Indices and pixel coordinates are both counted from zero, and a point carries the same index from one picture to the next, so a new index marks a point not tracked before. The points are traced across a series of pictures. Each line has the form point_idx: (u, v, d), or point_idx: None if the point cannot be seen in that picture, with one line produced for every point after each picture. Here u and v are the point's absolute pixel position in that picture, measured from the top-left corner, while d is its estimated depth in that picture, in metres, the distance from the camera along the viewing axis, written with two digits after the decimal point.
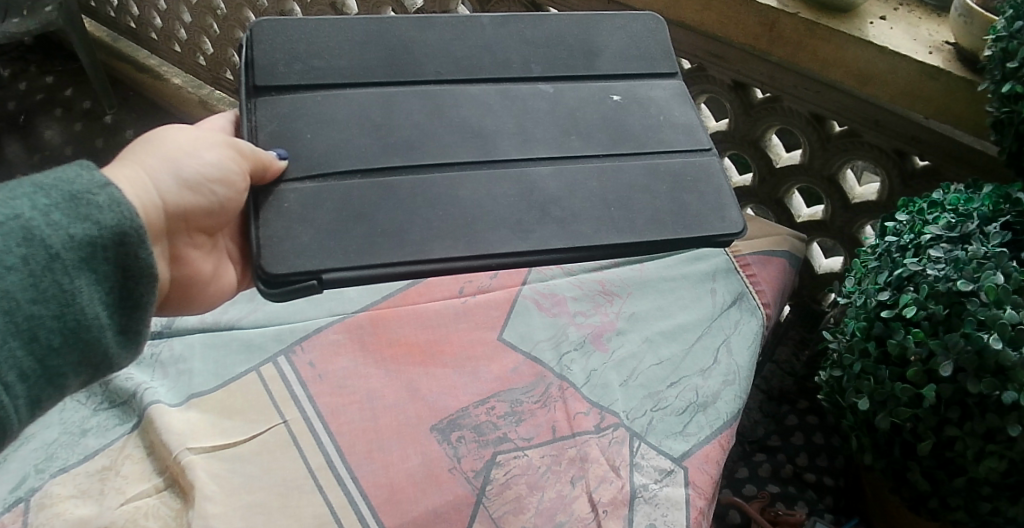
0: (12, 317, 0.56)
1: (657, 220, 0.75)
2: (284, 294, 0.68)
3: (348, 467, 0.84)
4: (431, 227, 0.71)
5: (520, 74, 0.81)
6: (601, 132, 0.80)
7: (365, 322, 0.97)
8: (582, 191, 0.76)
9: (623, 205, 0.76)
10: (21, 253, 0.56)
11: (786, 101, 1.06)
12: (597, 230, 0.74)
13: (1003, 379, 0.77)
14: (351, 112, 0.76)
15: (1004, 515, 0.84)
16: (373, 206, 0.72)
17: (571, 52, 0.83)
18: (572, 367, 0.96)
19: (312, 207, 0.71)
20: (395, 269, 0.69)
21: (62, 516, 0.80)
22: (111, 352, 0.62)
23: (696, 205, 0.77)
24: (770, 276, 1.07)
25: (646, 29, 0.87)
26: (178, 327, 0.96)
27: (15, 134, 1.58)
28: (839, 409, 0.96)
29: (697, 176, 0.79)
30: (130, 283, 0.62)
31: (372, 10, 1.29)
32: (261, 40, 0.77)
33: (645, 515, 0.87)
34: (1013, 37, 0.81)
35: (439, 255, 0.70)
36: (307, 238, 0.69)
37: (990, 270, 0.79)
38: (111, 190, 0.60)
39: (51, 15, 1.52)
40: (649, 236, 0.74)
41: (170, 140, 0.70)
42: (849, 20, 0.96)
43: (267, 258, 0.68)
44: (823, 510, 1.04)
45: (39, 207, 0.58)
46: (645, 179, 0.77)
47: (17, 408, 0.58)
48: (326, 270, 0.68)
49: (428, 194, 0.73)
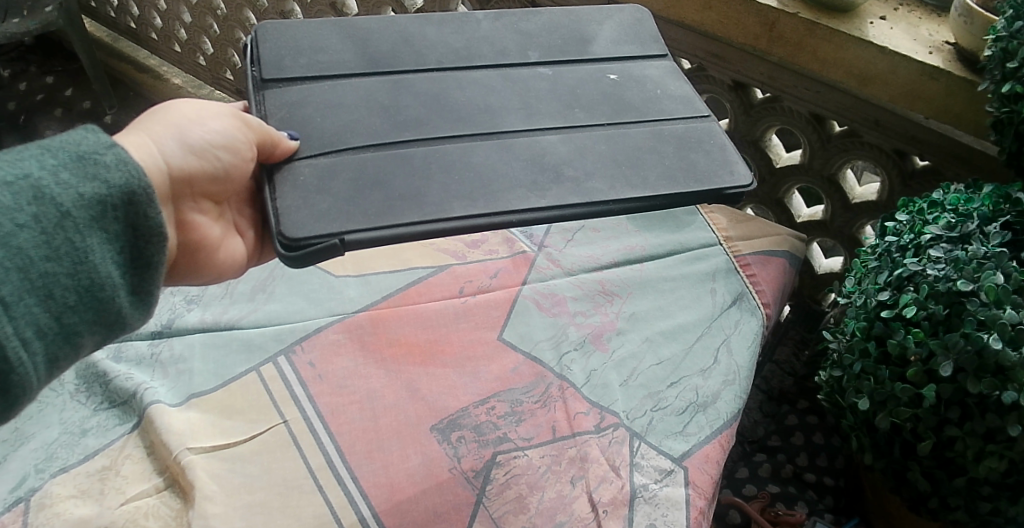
0: (26, 273, 0.56)
1: (669, 177, 0.75)
2: (303, 258, 0.66)
3: (348, 467, 0.84)
4: (448, 191, 0.71)
5: (518, 60, 0.82)
6: (602, 105, 0.80)
7: (365, 322, 0.97)
8: (592, 153, 0.75)
9: (635, 165, 0.75)
10: (33, 211, 0.56)
11: (786, 101, 1.06)
12: (610, 187, 0.73)
13: (1003, 378, 0.77)
14: (360, 96, 0.76)
15: (1004, 515, 0.84)
16: (388, 174, 0.71)
17: (565, 41, 0.84)
18: (572, 367, 0.96)
19: (327, 178, 0.70)
20: (417, 229, 0.68)
21: (62, 516, 0.80)
22: (125, 311, 0.61)
23: (704, 162, 0.76)
24: (771, 276, 1.07)
25: (631, 19, 0.88)
26: (178, 327, 0.95)
27: (15, 135, 1.58)
28: (839, 409, 0.96)
29: (700, 137, 0.78)
30: (140, 243, 0.61)
31: (372, 9, 1.29)
32: (266, 40, 0.78)
33: (645, 515, 0.87)
34: (1013, 37, 0.81)
35: (459, 214, 0.69)
36: (326, 205, 0.68)
37: (990, 270, 0.79)
38: (117, 150, 0.60)
39: (51, 15, 1.51)
40: (663, 190, 0.73)
41: (183, 103, 0.70)
42: (849, 20, 0.96)
43: (286, 225, 0.67)
44: (823, 510, 1.03)
45: (47, 168, 0.58)
46: (649, 143, 0.77)
47: (35, 365, 0.57)
48: (348, 231, 0.66)
49: (442, 161, 0.73)
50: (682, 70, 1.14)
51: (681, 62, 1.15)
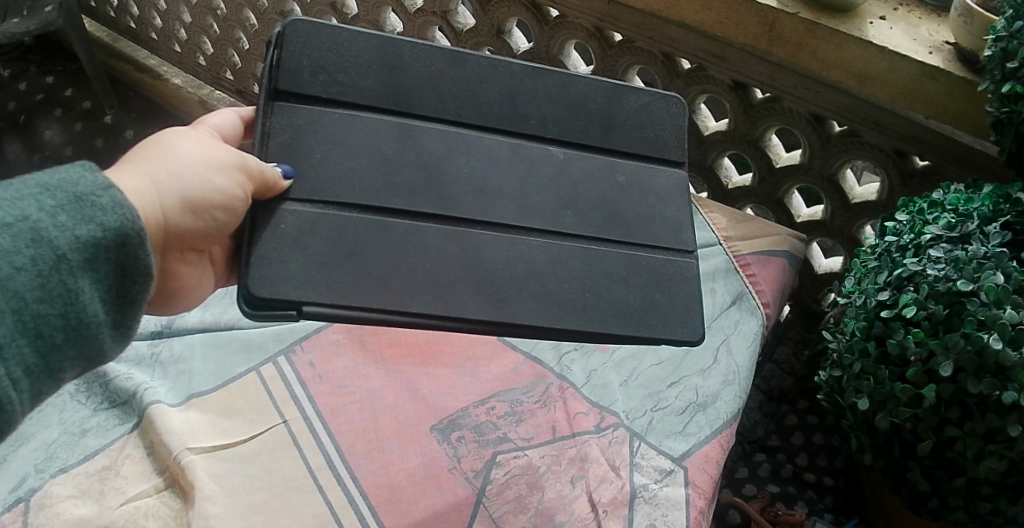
0: (20, 315, 0.57)
1: (624, 312, 0.77)
2: (263, 315, 0.70)
3: (348, 467, 0.84)
4: (415, 279, 0.73)
5: (535, 131, 0.81)
6: (596, 212, 0.80)
7: (366, 322, 0.97)
8: (564, 270, 0.77)
9: (599, 293, 0.77)
10: (30, 254, 0.57)
11: (786, 101, 1.06)
12: (564, 314, 0.75)
13: (1004, 378, 0.77)
14: (366, 140, 0.75)
15: (1004, 515, 0.84)
16: (365, 245, 0.73)
17: (590, 119, 0.82)
18: (572, 367, 0.97)
19: (307, 234, 0.72)
20: (372, 313, 0.71)
21: (62, 516, 0.80)
22: (106, 347, 0.62)
23: (666, 308, 0.79)
24: (771, 276, 1.07)
25: (667, 112, 0.85)
26: (178, 327, 0.96)
27: (15, 134, 1.58)
28: (839, 408, 0.96)
29: (672, 275, 0.80)
30: (127, 283, 0.62)
31: (372, 11, 1.32)
32: (293, 41, 0.75)
33: (645, 515, 0.87)
34: (1013, 37, 0.81)
35: (416, 310, 0.72)
36: (296, 264, 0.70)
37: (990, 270, 0.79)
38: (114, 192, 0.60)
39: (51, 16, 1.51)
40: (614, 328, 0.76)
41: (188, 145, 0.69)
42: (849, 20, 0.96)
43: (252, 280, 0.69)
44: (823, 510, 1.03)
45: (46, 209, 0.58)
46: (622, 270, 0.79)
47: (21, 400, 0.59)
48: (308, 303, 0.70)
49: (420, 246, 0.74)
50: (680, 70, 1.14)
51: (680, 61, 1.14)
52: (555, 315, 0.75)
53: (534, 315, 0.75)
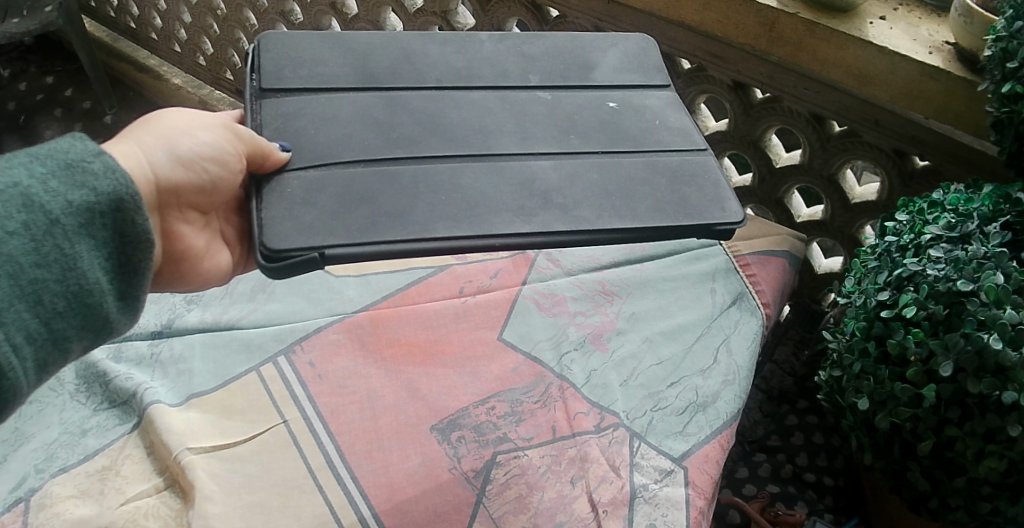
0: (17, 280, 0.57)
1: (658, 208, 0.75)
2: (283, 270, 0.67)
3: (348, 467, 0.84)
4: (434, 210, 0.71)
5: (519, 82, 0.83)
6: (600, 132, 0.81)
7: (365, 322, 0.97)
8: (583, 181, 0.76)
9: (624, 195, 0.75)
10: (24, 219, 0.57)
11: (786, 101, 1.06)
12: (598, 216, 0.73)
13: (1004, 379, 0.77)
14: (355, 111, 0.77)
15: (1004, 515, 0.84)
16: (375, 191, 0.71)
17: (567, 65, 0.86)
18: (572, 367, 0.96)
19: (314, 192, 0.71)
20: (397, 246, 0.68)
21: (62, 516, 0.80)
22: (112, 316, 0.62)
23: (696, 197, 0.76)
24: (771, 276, 1.07)
25: (636, 47, 0.89)
26: (178, 327, 0.96)
27: (16, 134, 1.58)
28: (839, 408, 0.96)
29: (694, 170, 0.79)
30: (126, 249, 0.62)
31: (372, 12, 1.31)
32: (268, 50, 0.80)
33: (645, 515, 0.87)
34: (1013, 37, 0.81)
35: (442, 233, 0.69)
36: (309, 217, 0.69)
37: (990, 270, 0.79)
38: (106, 158, 0.61)
39: (51, 15, 1.51)
40: (651, 220, 0.73)
41: (176, 113, 0.72)
42: (849, 20, 0.96)
43: (266, 236, 0.67)
44: (823, 510, 1.03)
45: (36, 176, 0.58)
46: (642, 174, 0.77)
47: (26, 371, 0.58)
48: (327, 245, 0.67)
49: (431, 182, 0.73)
50: (681, 70, 1.14)
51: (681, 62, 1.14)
52: (581, 219, 0.72)
53: (561, 222, 0.72)
